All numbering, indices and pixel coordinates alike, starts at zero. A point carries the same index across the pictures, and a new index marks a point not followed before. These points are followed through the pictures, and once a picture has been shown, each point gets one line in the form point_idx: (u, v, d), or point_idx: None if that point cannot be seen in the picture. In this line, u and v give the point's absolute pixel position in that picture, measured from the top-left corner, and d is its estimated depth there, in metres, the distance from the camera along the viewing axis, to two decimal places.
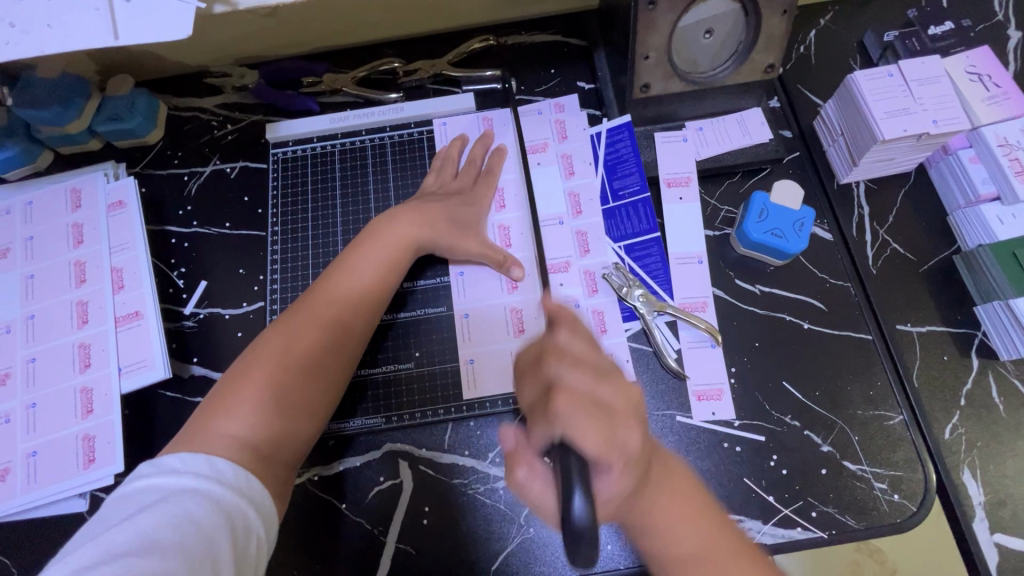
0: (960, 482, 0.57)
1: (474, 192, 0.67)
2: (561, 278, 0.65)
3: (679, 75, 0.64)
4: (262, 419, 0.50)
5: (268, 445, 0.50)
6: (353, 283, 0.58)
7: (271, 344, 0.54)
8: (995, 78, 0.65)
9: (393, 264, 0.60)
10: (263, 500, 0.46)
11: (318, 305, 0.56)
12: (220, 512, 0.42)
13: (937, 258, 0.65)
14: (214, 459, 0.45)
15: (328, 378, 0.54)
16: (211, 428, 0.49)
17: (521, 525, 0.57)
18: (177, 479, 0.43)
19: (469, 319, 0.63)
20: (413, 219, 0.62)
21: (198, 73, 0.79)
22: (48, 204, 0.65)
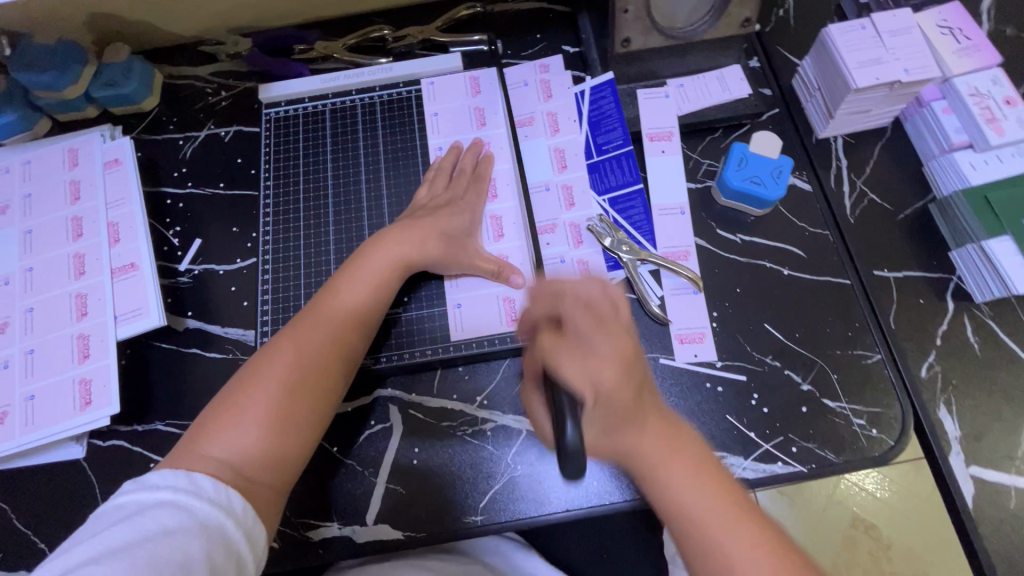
0: (936, 418, 0.58)
1: (465, 199, 0.65)
2: (548, 238, 0.66)
3: (658, 30, 0.65)
4: (249, 442, 0.49)
5: (254, 468, 0.48)
6: (340, 303, 0.57)
7: (261, 365, 0.53)
8: (966, 32, 0.67)
9: (383, 283, 0.59)
10: (246, 516, 0.45)
11: (307, 326, 0.55)
12: (195, 526, 0.42)
13: (912, 207, 0.66)
14: (194, 475, 0.45)
15: (316, 403, 0.53)
16: (198, 449, 0.48)
17: (509, 464, 0.59)
18: (154, 495, 0.43)
19: (461, 309, 0.63)
20: (404, 238, 0.61)
21: (192, 43, 0.81)
22: (45, 163, 0.67)
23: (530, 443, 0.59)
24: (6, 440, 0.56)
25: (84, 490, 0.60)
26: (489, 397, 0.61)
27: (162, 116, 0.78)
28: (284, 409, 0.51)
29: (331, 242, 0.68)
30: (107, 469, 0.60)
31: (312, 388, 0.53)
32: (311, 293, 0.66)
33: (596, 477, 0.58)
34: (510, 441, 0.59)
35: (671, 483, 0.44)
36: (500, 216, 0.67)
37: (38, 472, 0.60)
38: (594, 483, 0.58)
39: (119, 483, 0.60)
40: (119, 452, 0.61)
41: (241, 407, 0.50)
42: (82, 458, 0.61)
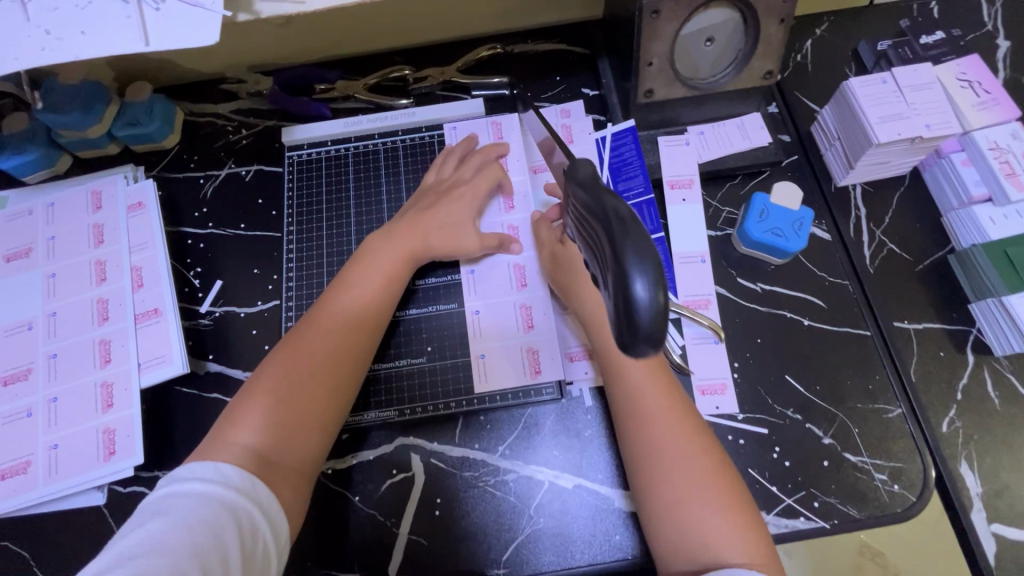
0: (958, 475, 0.58)
1: (474, 180, 0.68)
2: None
3: (681, 81, 0.66)
4: (269, 427, 0.52)
5: (277, 452, 0.52)
6: (350, 296, 0.60)
7: (276, 357, 0.56)
8: (985, 84, 0.68)
9: (393, 273, 0.63)
10: (270, 506, 0.49)
11: (320, 318, 0.59)
12: (226, 513, 0.45)
13: (931, 257, 0.67)
14: (222, 465, 0.48)
15: (333, 391, 0.56)
16: (224, 438, 0.51)
17: (531, 517, 0.59)
18: (188, 485, 0.46)
19: (485, 360, 0.64)
20: (411, 232, 0.64)
21: (213, 80, 0.81)
22: (69, 205, 0.67)
23: (551, 494, 0.59)
24: (29, 490, 0.56)
25: (105, 540, 0.59)
26: (511, 447, 0.61)
27: (183, 153, 0.78)
28: (300, 396, 0.54)
29: None
30: (127, 517, 0.60)
31: (329, 376, 0.56)
32: None
33: (617, 532, 0.58)
34: (532, 494, 0.59)
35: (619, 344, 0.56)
36: (523, 265, 0.67)
37: (58, 519, 0.60)
38: (616, 537, 0.57)
39: None
40: (139, 499, 0.61)
41: (260, 395, 0.54)
42: (102, 505, 0.60)
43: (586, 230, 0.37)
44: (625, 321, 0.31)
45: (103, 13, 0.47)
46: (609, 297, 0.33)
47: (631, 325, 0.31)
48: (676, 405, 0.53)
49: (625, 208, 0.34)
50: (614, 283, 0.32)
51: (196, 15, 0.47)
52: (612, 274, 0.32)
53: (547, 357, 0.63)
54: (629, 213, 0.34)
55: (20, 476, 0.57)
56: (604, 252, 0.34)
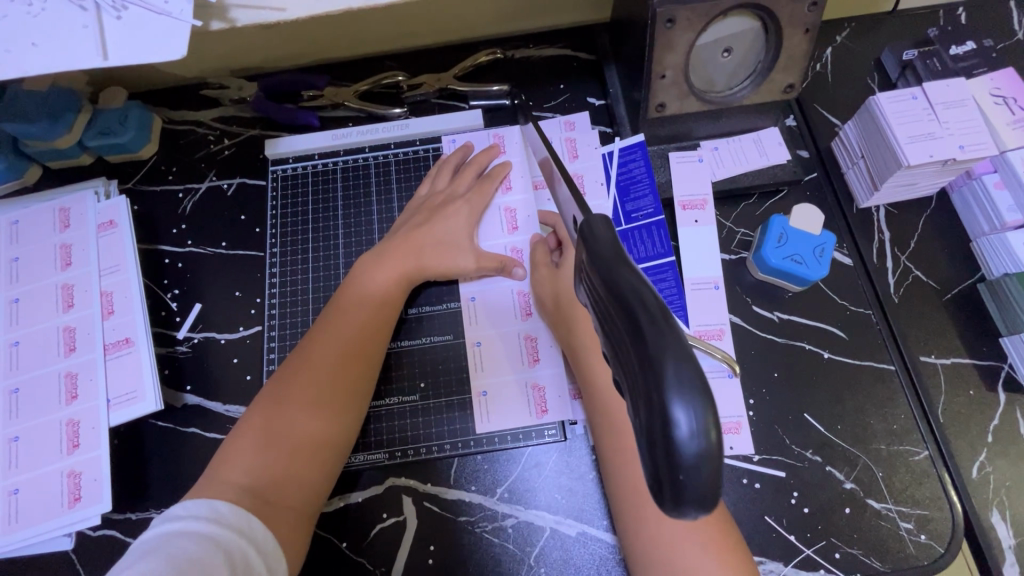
0: (988, 524, 0.54)
1: (471, 195, 0.64)
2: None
3: (695, 94, 0.61)
4: (265, 463, 0.49)
5: (273, 488, 0.48)
6: (346, 317, 0.57)
7: (272, 387, 0.53)
8: (1021, 101, 0.63)
9: (390, 292, 0.59)
10: (268, 543, 0.45)
11: (316, 342, 0.55)
12: (219, 551, 0.42)
13: (960, 286, 0.62)
14: (214, 502, 0.45)
15: (333, 421, 0.52)
16: (217, 478, 0.48)
17: (531, 566, 0.55)
18: (177, 523, 0.43)
19: (487, 396, 0.59)
20: (405, 250, 0.60)
21: (193, 84, 0.76)
22: (34, 224, 0.62)
23: (554, 541, 0.55)
24: None
25: None
26: (509, 490, 0.57)
27: (160, 164, 0.72)
28: (297, 429, 0.51)
29: None
30: (97, 565, 0.56)
31: (328, 405, 0.52)
32: None
33: None
34: (532, 541, 0.55)
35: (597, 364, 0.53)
36: (527, 292, 0.62)
37: (23, 566, 0.56)
38: None
39: None
40: (110, 544, 0.56)
41: (252, 428, 0.51)
42: (71, 551, 0.56)
43: (600, 313, 0.28)
44: (666, 473, 0.24)
45: (56, 22, 0.42)
46: (639, 427, 0.25)
47: (676, 482, 0.23)
48: None
49: (650, 288, 0.26)
50: (643, 403, 0.24)
51: (160, 25, 0.42)
52: (645, 402, 0.24)
53: (552, 394, 0.59)
54: (656, 295, 0.26)
55: None
56: (630, 364, 0.25)
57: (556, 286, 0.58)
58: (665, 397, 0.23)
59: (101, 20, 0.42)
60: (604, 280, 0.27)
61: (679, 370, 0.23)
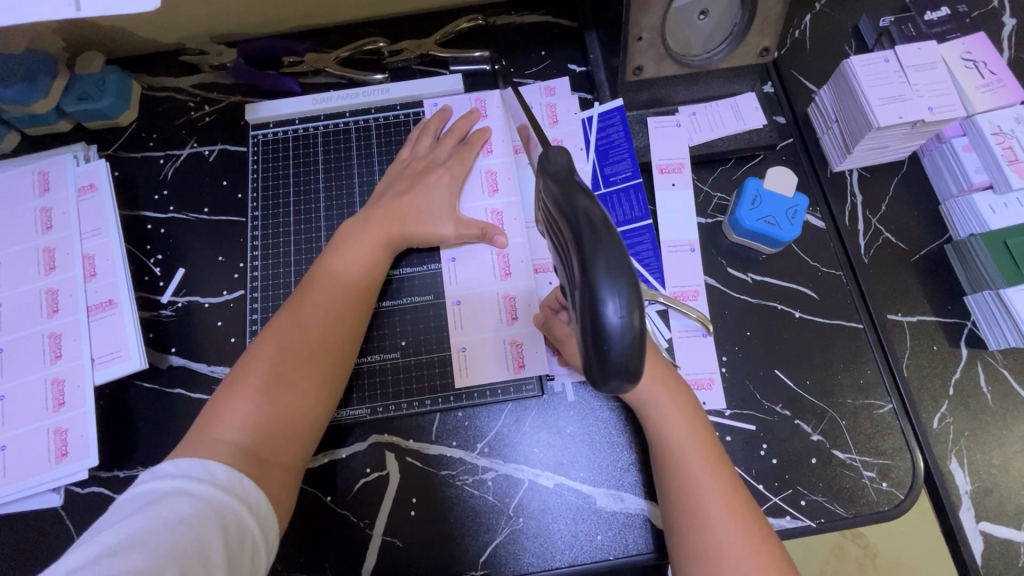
0: (947, 472, 0.57)
1: (451, 161, 0.65)
2: (550, 276, 0.62)
3: (672, 58, 0.62)
4: (259, 423, 0.49)
5: (264, 448, 0.49)
6: (333, 282, 0.57)
7: (259, 348, 0.53)
8: (990, 66, 0.64)
9: (376, 258, 0.59)
10: (259, 505, 0.46)
11: (304, 306, 0.55)
12: (212, 514, 0.42)
13: (928, 247, 0.64)
14: (208, 463, 0.45)
15: (322, 382, 0.53)
16: (207, 437, 0.48)
17: (510, 517, 0.57)
18: (170, 483, 0.43)
19: (466, 353, 0.61)
20: (390, 215, 0.61)
21: (173, 51, 0.75)
22: (13, 188, 0.62)
23: (531, 494, 0.57)
24: None
25: (63, 544, 0.56)
26: (490, 445, 0.59)
27: (140, 131, 0.72)
28: (287, 389, 0.51)
29: None
30: (86, 520, 0.57)
31: (318, 367, 0.53)
32: None
33: (599, 532, 0.56)
34: (511, 493, 0.57)
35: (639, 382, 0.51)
36: (507, 253, 0.63)
37: (14, 521, 0.57)
38: (598, 537, 0.56)
39: None
40: (98, 500, 0.58)
41: (242, 389, 0.50)
42: (60, 506, 0.57)
43: (556, 228, 0.36)
44: (594, 349, 0.31)
45: None
46: (579, 315, 0.33)
47: (602, 359, 0.31)
48: (703, 439, 0.49)
49: (598, 206, 0.33)
50: (584, 298, 0.31)
51: None
52: (584, 294, 0.31)
53: (531, 351, 0.60)
54: (602, 212, 0.32)
55: None
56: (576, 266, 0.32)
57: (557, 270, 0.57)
58: (595, 286, 0.30)
59: None
60: (562, 200, 0.34)
61: (608, 264, 0.30)
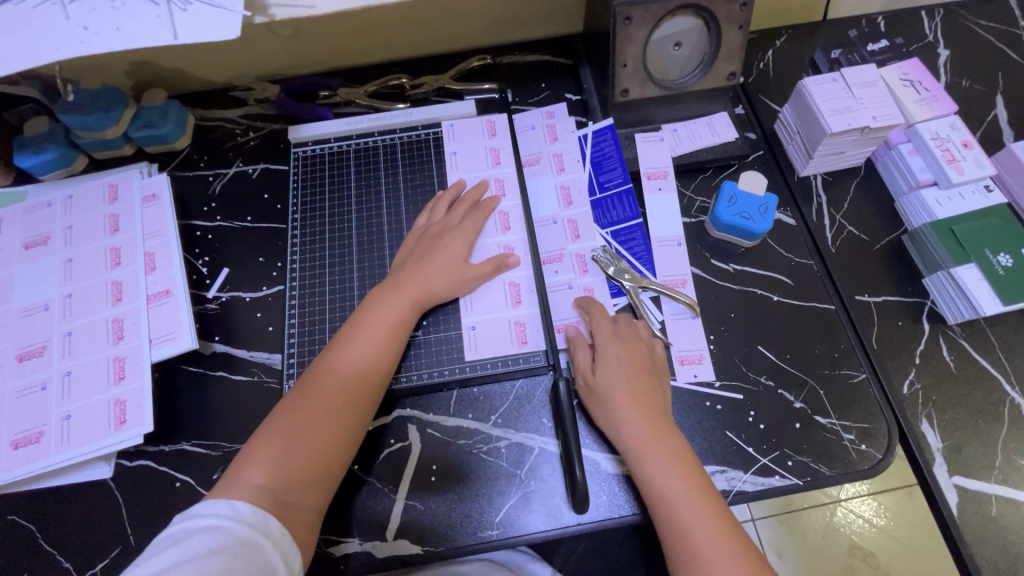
0: (919, 432, 0.62)
1: (461, 227, 0.71)
2: (555, 267, 0.72)
3: (654, 82, 0.73)
4: (284, 470, 0.54)
5: (289, 492, 0.53)
6: (360, 344, 0.61)
7: (289, 402, 0.58)
8: (925, 85, 0.75)
9: (399, 321, 0.64)
10: (281, 536, 0.51)
11: (332, 360, 0.61)
12: (235, 546, 0.47)
13: (887, 238, 0.73)
14: (235, 502, 0.50)
15: (348, 430, 0.58)
16: (242, 479, 0.53)
17: (523, 480, 0.62)
18: (200, 520, 0.48)
19: (475, 331, 0.68)
20: (411, 279, 0.66)
21: (223, 88, 0.87)
22: (86, 198, 0.72)
23: (542, 458, 0.63)
24: (41, 459, 0.59)
25: (111, 513, 0.62)
26: (503, 416, 0.65)
27: (193, 154, 0.83)
28: (320, 437, 0.56)
29: (355, 275, 0.72)
30: (134, 489, 0.63)
31: (345, 418, 0.58)
32: (335, 316, 0.70)
33: (603, 492, 0.61)
34: (524, 458, 0.63)
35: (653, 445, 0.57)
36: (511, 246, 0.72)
37: (65, 492, 0.63)
38: (603, 497, 0.61)
39: (145, 502, 0.62)
40: (146, 471, 0.64)
41: (270, 439, 0.56)
42: (109, 478, 0.63)
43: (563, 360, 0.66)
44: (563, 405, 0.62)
45: (135, 14, 0.54)
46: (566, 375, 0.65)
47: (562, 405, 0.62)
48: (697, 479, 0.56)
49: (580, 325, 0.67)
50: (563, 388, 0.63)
51: (217, 13, 0.54)
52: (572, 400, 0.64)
53: (533, 329, 0.67)
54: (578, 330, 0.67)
55: (33, 445, 0.59)
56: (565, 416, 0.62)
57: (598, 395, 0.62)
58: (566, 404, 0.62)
59: (171, 10, 0.54)
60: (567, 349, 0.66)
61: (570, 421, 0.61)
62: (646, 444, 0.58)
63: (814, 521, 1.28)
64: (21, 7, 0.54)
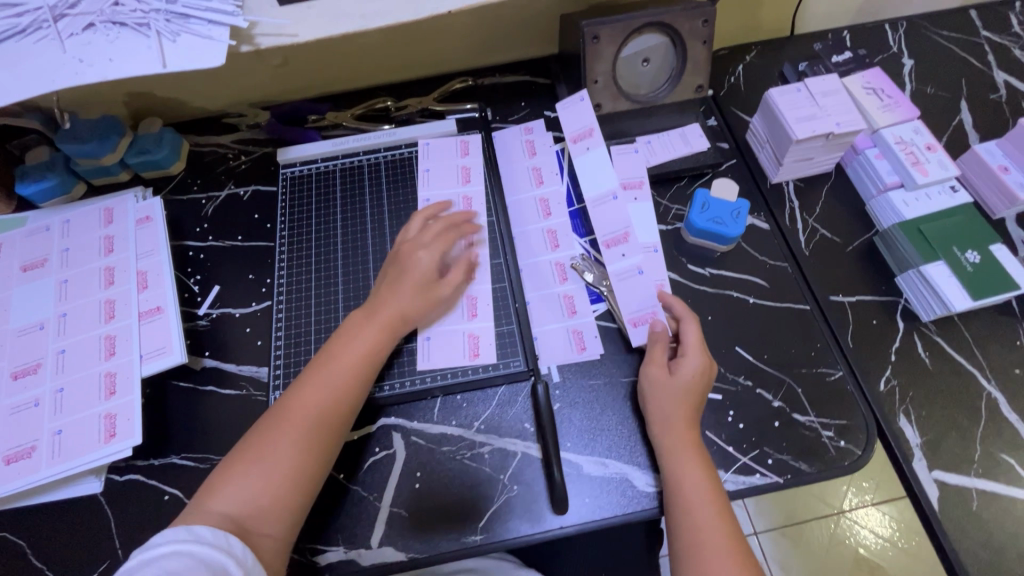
0: (897, 428, 0.63)
1: (436, 243, 0.70)
2: (623, 248, 0.72)
3: (625, 96, 0.77)
4: (250, 496, 0.54)
5: (254, 516, 0.54)
6: (331, 369, 0.62)
7: (261, 427, 0.59)
8: (888, 92, 0.78)
9: (371, 345, 0.64)
10: (246, 557, 0.50)
11: (304, 384, 0.61)
12: (196, 565, 0.47)
13: (859, 239, 0.75)
14: (194, 527, 0.50)
15: (317, 454, 0.58)
16: (208, 505, 0.54)
17: (506, 484, 0.63)
18: (159, 547, 0.48)
19: (430, 342, 0.69)
20: (383, 303, 0.66)
21: (216, 115, 0.91)
22: (83, 222, 0.75)
23: (524, 463, 0.64)
24: (32, 473, 0.60)
25: (100, 528, 0.63)
26: (486, 423, 0.66)
27: (187, 178, 0.86)
28: (287, 461, 0.56)
29: (340, 289, 0.74)
30: (123, 503, 0.64)
31: (316, 441, 0.58)
32: (319, 329, 0.71)
33: (587, 495, 0.62)
34: (508, 462, 0.64)
35: (688, 457, 0.59)
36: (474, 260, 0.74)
37: (56, 508, 0.64)
38: (585, 500, 0.61)
39: (134, 515, 0.63)
40: (135, 485, 0.65)
41: (240, 465, 0.56)
42: (100, 493, 0.64)
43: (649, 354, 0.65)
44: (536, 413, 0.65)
45: (127, 45, 0.58)
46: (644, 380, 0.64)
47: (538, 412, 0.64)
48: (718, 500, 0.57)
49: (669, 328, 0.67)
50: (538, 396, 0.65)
51: (204, 43, 0.58)
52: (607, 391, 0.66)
53: (486, 342, 0.69)
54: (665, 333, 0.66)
55: (24, 460, 0.61)
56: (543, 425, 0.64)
57: (660, 397, 0.62)
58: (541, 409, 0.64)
59: (162, 41, 0.58)
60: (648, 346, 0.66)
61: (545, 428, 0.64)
62: (681, 450, 0.59)
63: (817, 533, 1.26)
64: (21, 43, 0.58)
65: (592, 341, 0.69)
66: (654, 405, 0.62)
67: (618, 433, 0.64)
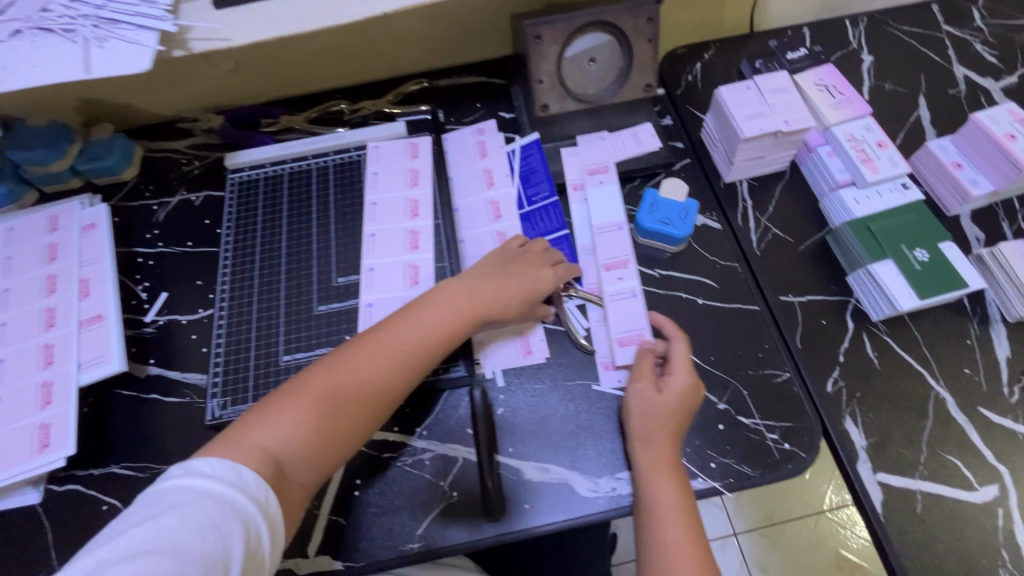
0: (843, 430, 0.62)
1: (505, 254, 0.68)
2: (621, 273, 0.70)
3: (572, 96, 0.77)
4: (291, 445, 0.52)
5: (290, 467, 0.52)
6: (403, 338, 0.59)
7: (313, 376, 0.56)
8: (840, 89, 0.77)
9: (462, 330, 0.62)
10: (274, 516, 0.48)
11: (367, 346, 0.58)
12: (233, 517, 0.45)
13: (811, 238, 0.74)
14: (241, 469, 0.48)
15: (362, 422, 0.56)
16: (246, 438, 0.51)
17: (446, 491, 0.62)
18: (206, 483, 0.46)
19: None
20: (491, 293, 0.64)
21: (171, 120, 0.91)
22: (27, 229, 0.74)
23: (464, 469, 0.63)
24: None
25: (36, 539, 0.62)
26: (428, 428, 0.65)
27: (139, 184, 0.86)
28: (333, 420, 0.54)
29: (283, 295, 0.73)
30: (60, 513, 0.63)
31: (362, 410, 0.56)
32: (260, 335, 0.71)
33: (527, 501, 0.61)
34: (448, 468, 0.63)
35: (659, 476, 0.57)
36: (418, 265, 0.73)
37: None
38: (525, 506, 0.61)
39: (71, 526, 0.63)
40: (74, 495, 0.64)
41: (285, 409, 0.53)
42: (37, 504, 0.64)
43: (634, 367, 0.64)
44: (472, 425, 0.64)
45: (52, 52, 0.57)
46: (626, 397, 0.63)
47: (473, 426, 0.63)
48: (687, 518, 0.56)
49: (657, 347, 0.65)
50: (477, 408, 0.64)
51: (129, 49, 0.57)
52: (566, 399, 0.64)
53: None
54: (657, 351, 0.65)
55: None
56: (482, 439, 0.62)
57: (646, 413, 0.60)
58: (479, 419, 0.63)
59: (87, 46, 0.57)
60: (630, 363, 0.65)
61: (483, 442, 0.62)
62: (662, 467, 0.58)
63: (794, 532, 1.25)
64: None
65: (537, 345, 0.68)
66: (639, 418, 0.60)
67: (561, 438, 0.64)
